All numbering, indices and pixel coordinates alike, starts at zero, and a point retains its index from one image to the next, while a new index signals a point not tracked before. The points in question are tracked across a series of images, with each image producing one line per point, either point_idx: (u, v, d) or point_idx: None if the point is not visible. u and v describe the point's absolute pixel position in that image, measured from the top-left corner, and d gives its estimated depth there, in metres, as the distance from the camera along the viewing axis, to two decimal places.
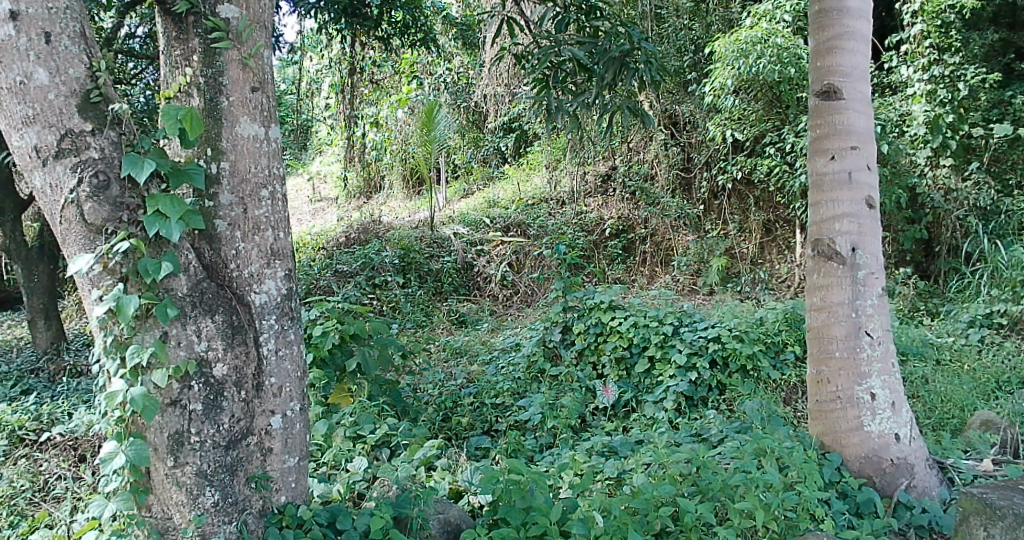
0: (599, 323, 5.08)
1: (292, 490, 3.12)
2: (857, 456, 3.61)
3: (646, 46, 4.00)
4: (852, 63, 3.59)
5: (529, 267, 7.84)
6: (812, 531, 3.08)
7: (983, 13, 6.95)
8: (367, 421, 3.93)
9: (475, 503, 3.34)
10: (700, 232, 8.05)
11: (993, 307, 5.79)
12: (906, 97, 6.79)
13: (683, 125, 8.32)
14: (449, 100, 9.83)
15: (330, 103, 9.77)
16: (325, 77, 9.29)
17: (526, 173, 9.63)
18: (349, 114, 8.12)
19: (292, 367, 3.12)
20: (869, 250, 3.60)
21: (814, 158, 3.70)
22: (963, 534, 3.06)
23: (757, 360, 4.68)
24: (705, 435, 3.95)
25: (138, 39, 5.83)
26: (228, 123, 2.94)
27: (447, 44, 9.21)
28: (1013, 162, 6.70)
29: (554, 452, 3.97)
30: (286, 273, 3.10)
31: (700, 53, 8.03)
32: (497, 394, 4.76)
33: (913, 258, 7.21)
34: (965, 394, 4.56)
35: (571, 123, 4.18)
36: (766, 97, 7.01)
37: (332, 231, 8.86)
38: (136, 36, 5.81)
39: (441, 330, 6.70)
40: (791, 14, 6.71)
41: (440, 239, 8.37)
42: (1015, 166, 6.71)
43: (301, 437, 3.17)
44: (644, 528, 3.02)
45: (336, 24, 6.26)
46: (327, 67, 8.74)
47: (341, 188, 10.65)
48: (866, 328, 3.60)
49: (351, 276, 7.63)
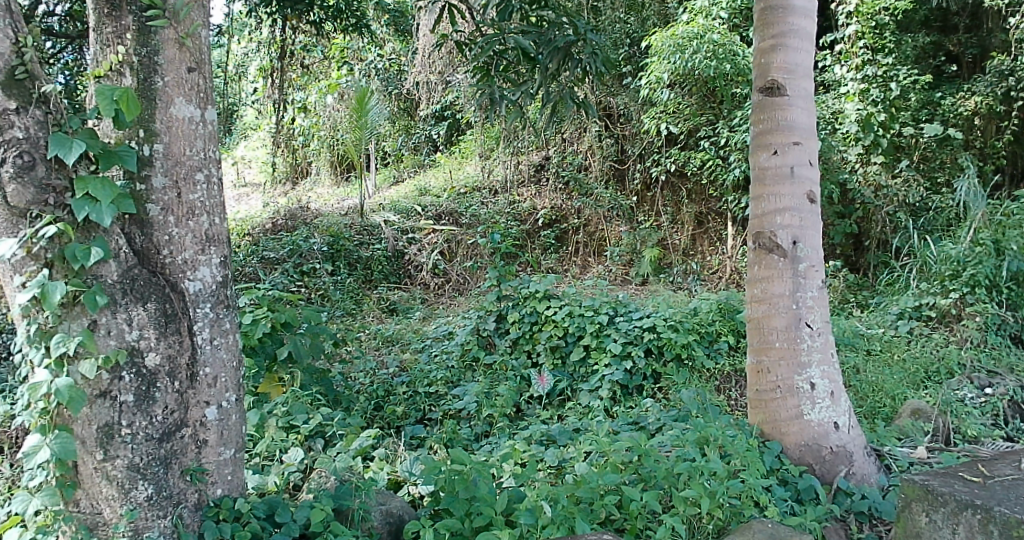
0: (534, 311, 5.09)
1: (229, 482, 3.09)
2: (796, 444, 3.70)
3: (591, 37, 3.98)
4: (797, 61, 3.66)
5: (461, 256, 7.91)
6: (755, 518, 3.17)
7: (916, 17, 7.39)
8: (300, 411, 3.85)
9: (416, 494, 3.35)
10: (633, 223, 8.20)
11: (922, 300, 5.80)
12: (839, 95, 6.99)
13: (617, 118, 8.40)
14: (380, 88, 9.62)
15: (257, 87, 9.46)
16: (254, 60, 9.11)
17: (459, 161, 9.68)
18: (277, 99, 8.01)
19: (228, 356, 3.08)
20: (809, 243, 3.68)
21: (758, 152, 3.75)
22: (907, 523, 2.88)
23: (691, 349, 4.75)
24: (643, 423, 3.96)
25: (57, 18, 5.40)
26: (163, 104, 2.87)
27: (379, 30, 9.12)
28: (942, 162, 7.02)
29: (492, 441, 3.97)
30: (221, 260, 3.05)
31: (635, 47, 8.13)
32: (430, 383, 4.72)
33: (844, 251, 7.43)
34: (895, 384, 4.70)
35: (514, 112, 4.11)
36: (701, 91, 7.13)
37: (258, 216, 8.70)
38: (54, 14, 5.38)
39: (372, 318, 6.66)
40: (727, 12, 6.98)
41: (370, 227, 8.31)
42: (942, 165, 7.01)
43: (237, 429, 3.13)
44: (589, 517, 3.08)
45: (266, 7, 6.22)
46: (256, 50, 8.58)
47: (269, 174, 10.59)
48: (806, 319, 3.68)
49: (278, 262, 7.51)
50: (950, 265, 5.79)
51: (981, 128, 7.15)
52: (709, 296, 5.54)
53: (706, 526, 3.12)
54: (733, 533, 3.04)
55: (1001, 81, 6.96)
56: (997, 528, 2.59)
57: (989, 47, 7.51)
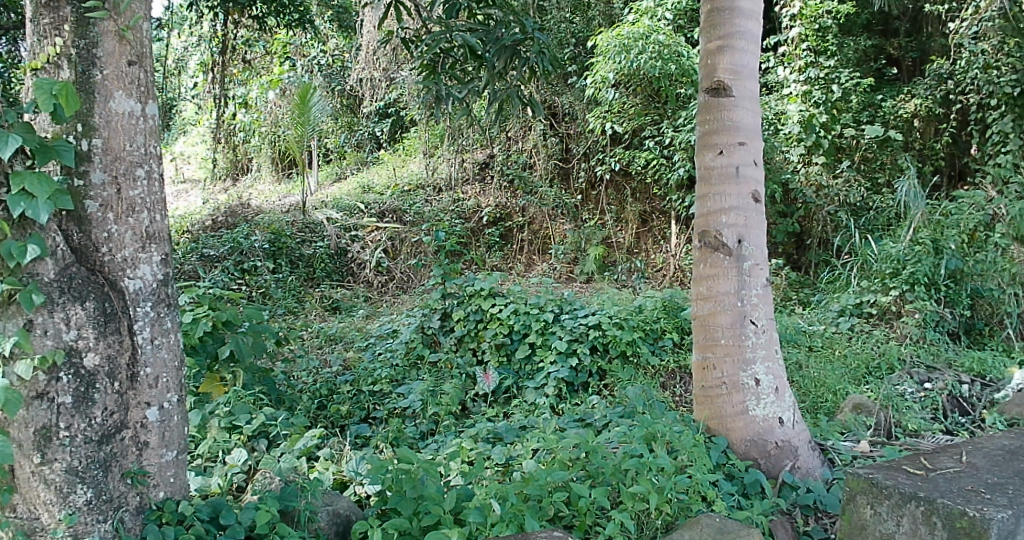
0: (479, 310, 5.07)
1: (171, 484, 3.02)
2: (742, 440, 3.76)
3: (538, 36, 3.96)
4: (742, 62, 3.73)
5: (405, 253, 7.86)
6: (703, 513, 3.21)
7: (857, 21, 7.75)
8: (243, 411, 3.79)
9: (362, 493, 3.32)
10: (578, 221, 8.36)
11: (862, 298, 5.96)
12: (781, 96, 7.22)
13: (563, 117, 8.61)
14: (324, 84, 9.72)
15: (198, 83, 9.53)
16: (193, 55, 8.92)
17: (403, 159, 9.63)
18: (218, 94, 7.88)
19: (169, 356, 3.02)
20: (753, 242, 3.75)
21: (704, 152, 3.80)
22: (850, 515, 2.85)
23: (636, 346, 4.82)
24: (589, 420, 4.00)
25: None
26: (102, 98, 2.79)
27: (322, 26, 9.08)
28: (882, 163, 7.31)
29: (438, 439, 3.97)
30: (162, 258, 2.99)
31: (580, 46, 8.35)
32: (375, 382, 4.76)
33: (786, 250, 7.63)
34: (836, 379, 4.83)
35: (460, 110, 4.12)
36: (644, 91, 7.38)
37: (197, 213, 8.51)
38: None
39: (315, 316, 6.61)
40: (671, 13, 7.23)
41: (312, 224, 8.23)
42: (883, 165, 7.32)
43: (179, 430, 3.07)
44: (538, 514, 3.08)
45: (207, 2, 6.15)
46: (196, 45, 8.44)
47: (209, 171, 10.42)
48: (751, 317, 3.75)
49: (217, 261, 7.43)
50: (890, 263, 5.94)
51: (920, 130, 7.52)
52: (653, 294, 5.63)
53: (655, 521, 3.13)
54: (681, 528, 3.04)
55: (939, 84, 7.35)
56: (941, 521, 2.55)
57: (928, 51, 7.96)
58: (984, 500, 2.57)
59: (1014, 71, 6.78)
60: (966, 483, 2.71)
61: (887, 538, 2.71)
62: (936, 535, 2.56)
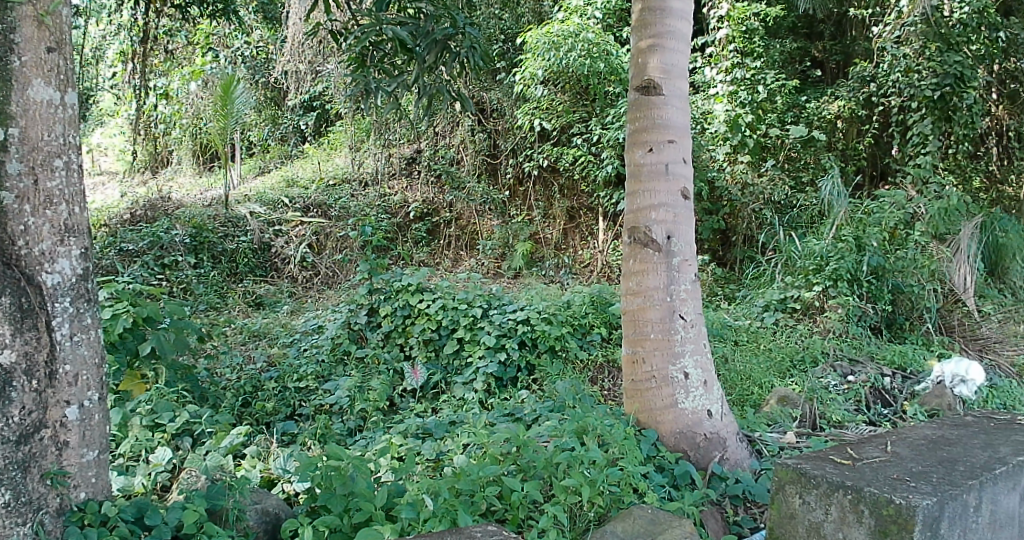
0: (407, 305, 5.08)
1: (93, 485, 2.92)
2: (672, 432, 3.85)
3: (470, 31, 4.03)
4: (672, 62, 3.81)
5: (330, 248, 7.88)
6: (635, 504, 3.26)
7: (784, 23, 8.05)
8: (166, 409, 3.72)
9: (290, 491, 3.29)
10: (505, 216, 8.46)
11: (787, 293, 6.14)
12: (709, 96, 7.49)
13: (490, 112, 8.69)
14: (247, 75, 9.55)
15: (116, 73, 9.21)
16: (113, 43, 8.62)
17: (328, 153, 9.58)
18: (137, 85, 7.68)
19: (89, 353, 2.90)
20: (682, 238, 3.85)
21: (634, 150, 3.87)
22: (779, 504, 2.88)
23: (565, 341, 4.89)
24: (519, 414, 4.05)
25: None
26: (19, 85, 2.66)
27: (246, 17, 8.92)
28: (805, 162, 7.61)
29: (367, 435, 3.98)
30: (81, 252, 2.86)
31: (509, 43, 8.43)
32: (300, 378, 4.72)
33: (712, 246, 7.80)
34: (761, 372, 4.99)
35: (389, 103, 4.10)
36: (573, 89, 7.51)
37: (114, 207, 8.27)
38: None
39: (238, 312, 6.54)
40: (601, 12, 7.37)
41: (235, 218, 8.08)
42: (806, 165, 7.62)
43: (100, 429, 2.97)
44: (470, 509, 3.08)
45: None
46: (116, 33, 8.20)
47: (127, 163, 10.15)
48: (680, 311, 3.84)
49: (137, 255, 7.18)
50: (813, 260, 6.22)
51: (843, 131, 7.84)
52: (580, 289, 5.72)
53: (588, 514, 3.17)
54: (613, 520, 3.08)
55: (862, 86, 7.65)
56: (868, 508, 2.59)
57: (851, 54, 8.27)
58: (909, 487, 2.60)
59: (934, 74, 7.08)
60: (890, 472, 2.75)
61: (816, 526, 2.75)
62: (863, 523, 2.60)
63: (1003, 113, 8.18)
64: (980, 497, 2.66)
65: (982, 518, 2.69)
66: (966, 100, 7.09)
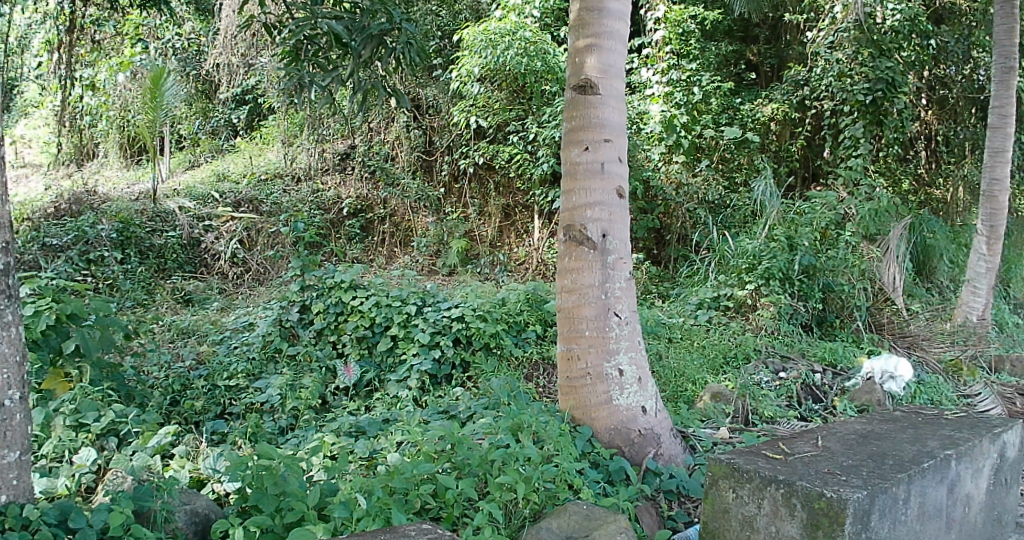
0: (339, 302, 5.04)
1: (14, 488, 2.79)
2: (606, 428, 3.91)
3: (406, 26, 4.01)
4: (608, 62, 3.88)
5: (261, 244, 7.73)
6: (570, 500, 3.31)
7: (719, 27, 8.29)
8: (91, 408, 3.62)
9: (220, 491, 3.25)
10: (440, 213, 8.46)
11: (720, 292, 6.34)
12: (645, 97, 7.65)
13: (427, 109, 8.68)
14: (178, 68, 9.31)
15: (41, 62, 8.90)
16: (38, 32, 8.34)
17: (260, 147, 9.45)
18: (63, 75, 7.47)
19: (9, 351, 2.79)
20: (617, 236, 3.92)
21: (570, 148, 3.93)
22: (713, 499, 2.97)
23: (500, 338, 4.92)
24: (453, 412, 4.08)
25: None
26: None
27: (180, 8, 8.75)
28: (738, 163, 7.84)
29: (299, 434, 3.96)
30: (3, 246, 2.74)
31: (447, 39, 8.48)
32: (231, 376, 4.65)
33: (646, 246, 7.83)
34: (695, 369, 5.11)
35: (323, 98, 4.07)
36: (510, 87, 7.56)
37: (37, 201, 8.01)
38: None
39: (166, 309, 6.42)
40: (539, 11, 7.48)
41: (164, 213, 7.87)
42: (740, 166, 7.85)
43: (22, 429, 2.85)
44: (404, 507, 3.08)
45: None
46: (42, 22, 7.95)
47: (51, 156, 9.84)
48: (615, 309, 3.91)
49: (60, 250, 6.97)
50: (744, 259, 6.37)
51: (776, 133, 8.07)
52: (514, 287, 5.78)
53: (523, 510, 3.21)
54: (550, 516, 3.12)
55: (796, 90, 7.91)
56: (800, 502, 2.68)
57: (785, 58, 8.51)
58: (840, 481, 2.70)
59: (866, 79, 7.35)
60: (822, 466, 2.86)
61: (749, 519, 2.83)
62: (795, 516, 2.69)
63: (931, 119, 8.50)
64: (908, 490, 2.77)
65: (911, 510, 2.79)
66: (896, 106, 7.38)
